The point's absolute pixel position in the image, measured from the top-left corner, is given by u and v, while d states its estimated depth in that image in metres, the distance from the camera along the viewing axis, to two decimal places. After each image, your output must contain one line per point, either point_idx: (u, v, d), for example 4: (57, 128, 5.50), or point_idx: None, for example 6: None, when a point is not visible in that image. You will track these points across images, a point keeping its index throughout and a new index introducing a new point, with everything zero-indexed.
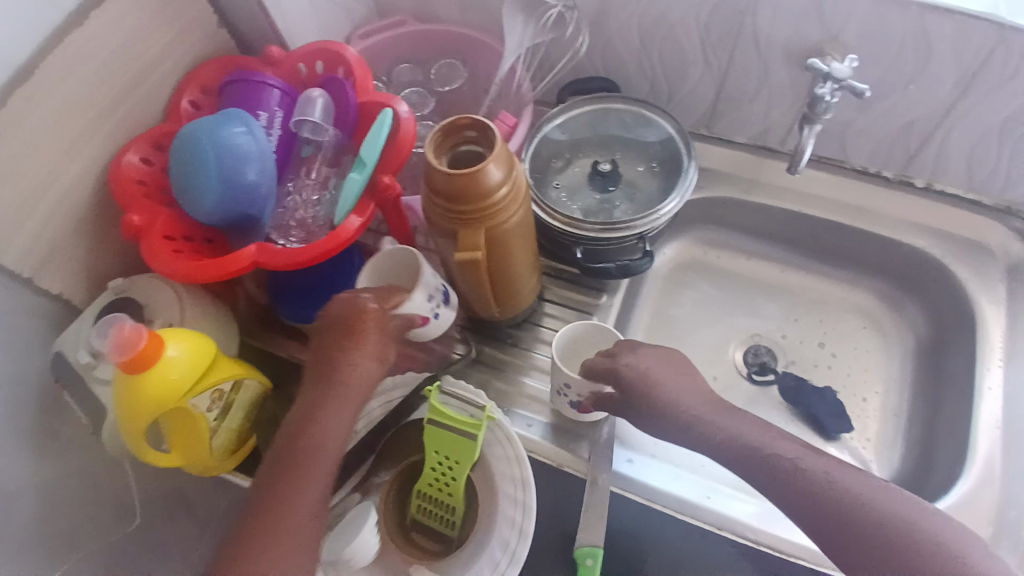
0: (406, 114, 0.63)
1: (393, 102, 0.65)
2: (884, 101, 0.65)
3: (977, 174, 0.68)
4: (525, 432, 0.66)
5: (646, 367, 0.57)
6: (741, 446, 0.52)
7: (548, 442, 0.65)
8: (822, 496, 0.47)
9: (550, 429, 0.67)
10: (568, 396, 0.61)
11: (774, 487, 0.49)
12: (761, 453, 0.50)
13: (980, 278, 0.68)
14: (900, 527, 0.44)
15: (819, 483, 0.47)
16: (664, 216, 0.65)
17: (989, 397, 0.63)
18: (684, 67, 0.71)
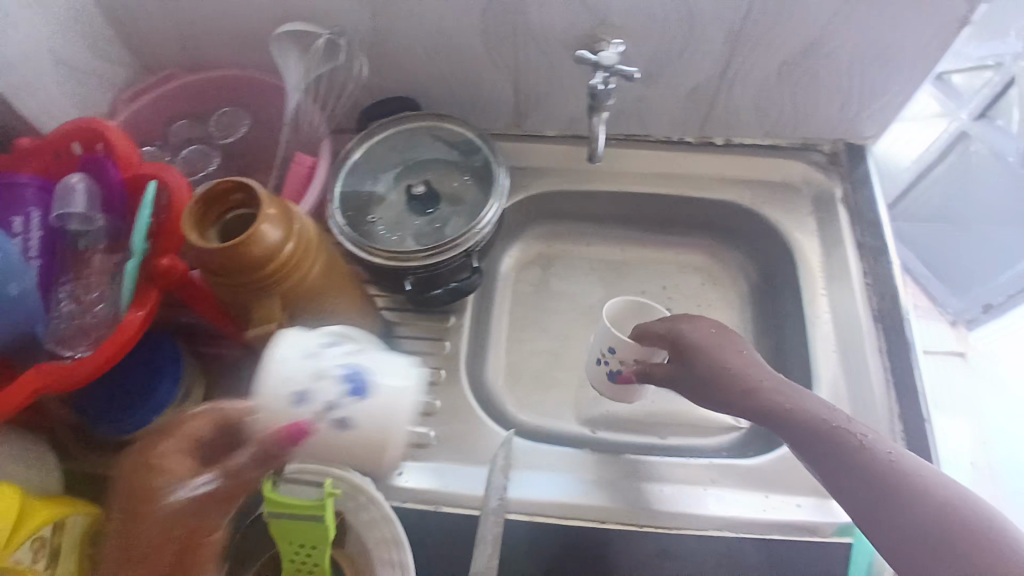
0: (176, 183, 0.57)
1: (163, 172, 0.58)
2: (666, 71, 0.67)
3: (768, 121, 0.72)
4: (401, 483, 0.61)
5: (690, 336, 0.60)
6: (803, 424, 0.52)
7: (425, 485, 0.61)
8: (875, 478, 0.47)
9: (427, 472, 0.62)
10: (610, 364, 0.64)
11: (822, 460, 0.50)
12: (824, 431, 0.51)
13: (792, 216, 0.72)
14: (931, 505, 0.43)
15: (871, 463, 0.48)
16: (486, 227, 0.63)
17: (822, 324, 0.67)
18: (476, 72, 0.69)
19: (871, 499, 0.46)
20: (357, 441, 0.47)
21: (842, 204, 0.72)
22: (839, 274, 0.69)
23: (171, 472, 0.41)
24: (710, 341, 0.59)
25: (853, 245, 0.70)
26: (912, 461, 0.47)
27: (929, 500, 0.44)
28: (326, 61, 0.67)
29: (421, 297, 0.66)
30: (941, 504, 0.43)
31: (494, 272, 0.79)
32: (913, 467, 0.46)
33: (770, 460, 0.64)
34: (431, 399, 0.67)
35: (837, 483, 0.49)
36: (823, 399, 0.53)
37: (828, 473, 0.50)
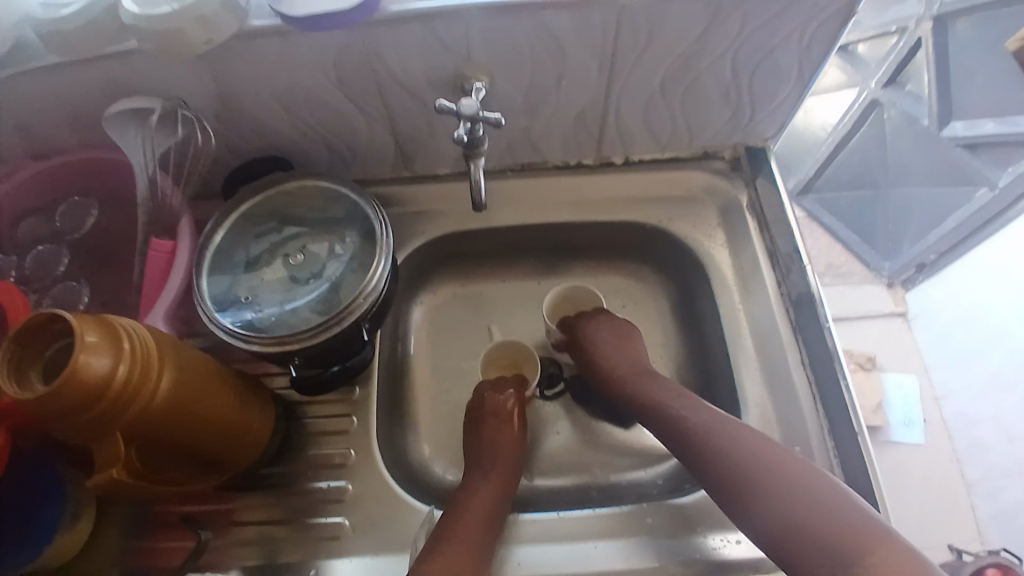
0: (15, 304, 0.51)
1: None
2: (547, 101, 0.63)
3: (662, 136, 0.69)
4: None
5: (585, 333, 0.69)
6: (721, 472, 0.53)
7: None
8: (793, 522, 0.48)
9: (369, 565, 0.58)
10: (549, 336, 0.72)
11: (741, 511, 0.51)
12: (743, 471, 0.52)
13: (698, 229, 0.71)
14: (850, 536, 0.45)
15: (767, 498, 0.49)
16: (374, 292, 0.57)
17: (741, 341, 0.65)
18: (346, 123, 0.64)
19: (769, 533, 0.49)
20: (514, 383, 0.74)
21: (748, 210, 0.70)
22: (752, 287, 0.67)
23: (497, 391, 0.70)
24: (601, 336, 0.69)
25: (764, 254, 0.67)
26: (821, 487, 0.49)
27: (850, 536, 0.45)
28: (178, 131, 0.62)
29: (317, 374, 0.62)
30: (859, 539, 0.44)
31: (405, 323, 0.75)
32: (820, 498, 0.48)
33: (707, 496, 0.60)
34: (344, 482, 0.62)
35: (752, 527, 0.50)
36: (719, 423, 0.55)
37: (748, 521, 0.50)
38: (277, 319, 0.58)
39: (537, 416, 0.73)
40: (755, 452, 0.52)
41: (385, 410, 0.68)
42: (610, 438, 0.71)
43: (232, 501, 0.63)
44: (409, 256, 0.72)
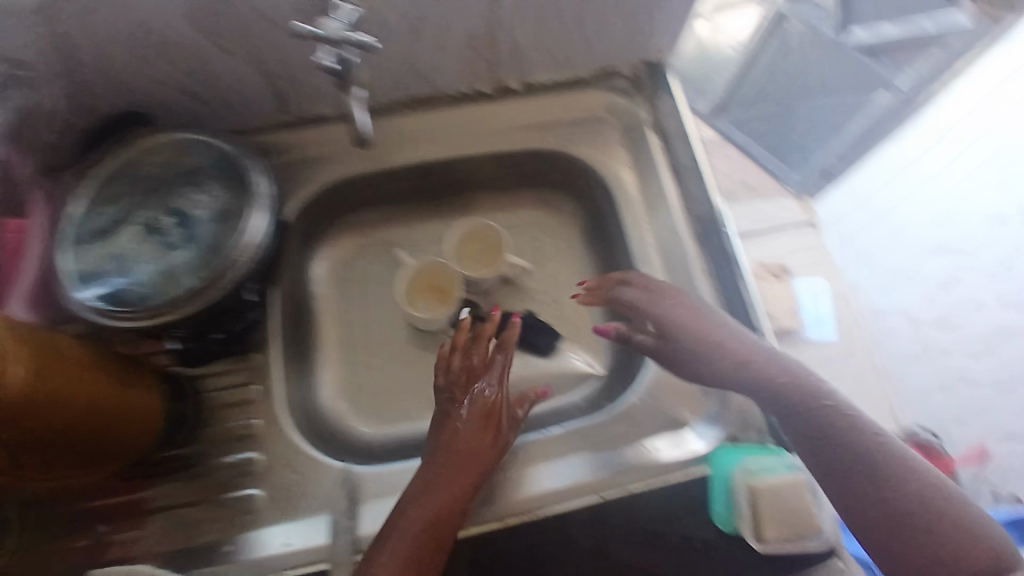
0: None
1: None
2: (429, 22, 0.57)
3: (558, 55, 0.66)
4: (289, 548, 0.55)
5: (634, 296, 0.63)
6: (842, 451, 0.50)
7: (296, 550, 0.54)
8: (870, 474, 0.48)
9: (298, 527, 0.56)
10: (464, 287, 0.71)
11: (858, 495, 0.49)
12: (875, 462, 0.49)
13: (602, 149, 0.69)
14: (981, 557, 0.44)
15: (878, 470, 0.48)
16: (246, 245, 0.55)
17: (647, 260, 0.65)
18: (206, 62, 0.57)
19: (874, 510, 0.48)
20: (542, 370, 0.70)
21: (650, 129, 0.68)
22: (656, 206, 0.66)
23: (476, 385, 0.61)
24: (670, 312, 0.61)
25: (667, 172, 0.67)
26: (917, 476, 0.48)
27: (962, 531, 0.45)
28: (11, 97, 0.55)
29: (204, 343, 0.60)
30: (972, 537, 0.45)
31: (305, 281, 0.71)
32: (925, 490, 0.47)
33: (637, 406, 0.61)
34: (251, 453, 0.60)
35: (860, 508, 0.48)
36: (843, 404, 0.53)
37: (864, 504, 0.48)
38: (149, 286, 0.55)
39: None
40: (813, 397, 0.53)
41: (292, 372, 0.66)
42: (531, 370, 0.70)
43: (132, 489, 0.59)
44: (298, 208, 0.67)
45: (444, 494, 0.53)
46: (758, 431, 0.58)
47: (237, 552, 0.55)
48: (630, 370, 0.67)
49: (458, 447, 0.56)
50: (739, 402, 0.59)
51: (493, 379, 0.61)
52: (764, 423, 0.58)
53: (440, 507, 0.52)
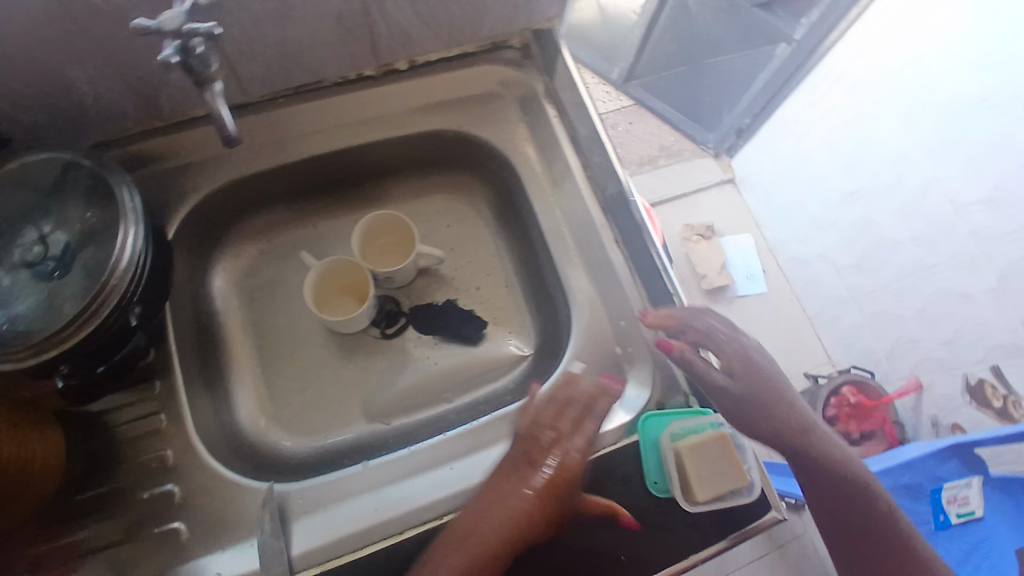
0: None
1: None
2: (297, 8, 0.54)
3: (442, 32, 0.63)
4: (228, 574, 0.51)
5: (710, 326, 0.60)
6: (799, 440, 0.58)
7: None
8: (846, 505, 0.58)
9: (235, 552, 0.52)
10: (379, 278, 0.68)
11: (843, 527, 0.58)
12: (822, 447, 0.58)
13: (500, 125, 0.68)
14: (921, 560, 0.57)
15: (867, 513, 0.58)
16: (126, 266, 0.51)
17: (556, 231, 0.65)
18: (47, 72, 0.51)
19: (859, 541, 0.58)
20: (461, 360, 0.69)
21: (546, 100, 0.67)
22: (560, 176, 0.66)
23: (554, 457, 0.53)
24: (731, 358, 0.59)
25: (567, 141, 0.66)
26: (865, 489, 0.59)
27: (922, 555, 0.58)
28: None
29: (94, 378, 0.54)
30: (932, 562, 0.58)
31: (205, 296, 0.66)
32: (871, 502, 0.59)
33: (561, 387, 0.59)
34: (169, 485, 0.55)
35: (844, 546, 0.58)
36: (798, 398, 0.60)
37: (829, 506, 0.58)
38: (29, 322, 0.51)
39: (379, 359, 0.69)
40: (779, 397, 0.59)
41: (202, 395, 0.61)
42: (458, 358, 0.69)
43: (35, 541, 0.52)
44: (186, 219, 0.62)
45: (478, 543, 0.49)
46: (682, 393, 0.58)
47: None
48: (556, 345, 0.65)
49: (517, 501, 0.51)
50: (663, 364, 0.59)
51: (576, 450, 0.54)
52: (688, 385, 0.58)
53: (472, 557, 0.49)
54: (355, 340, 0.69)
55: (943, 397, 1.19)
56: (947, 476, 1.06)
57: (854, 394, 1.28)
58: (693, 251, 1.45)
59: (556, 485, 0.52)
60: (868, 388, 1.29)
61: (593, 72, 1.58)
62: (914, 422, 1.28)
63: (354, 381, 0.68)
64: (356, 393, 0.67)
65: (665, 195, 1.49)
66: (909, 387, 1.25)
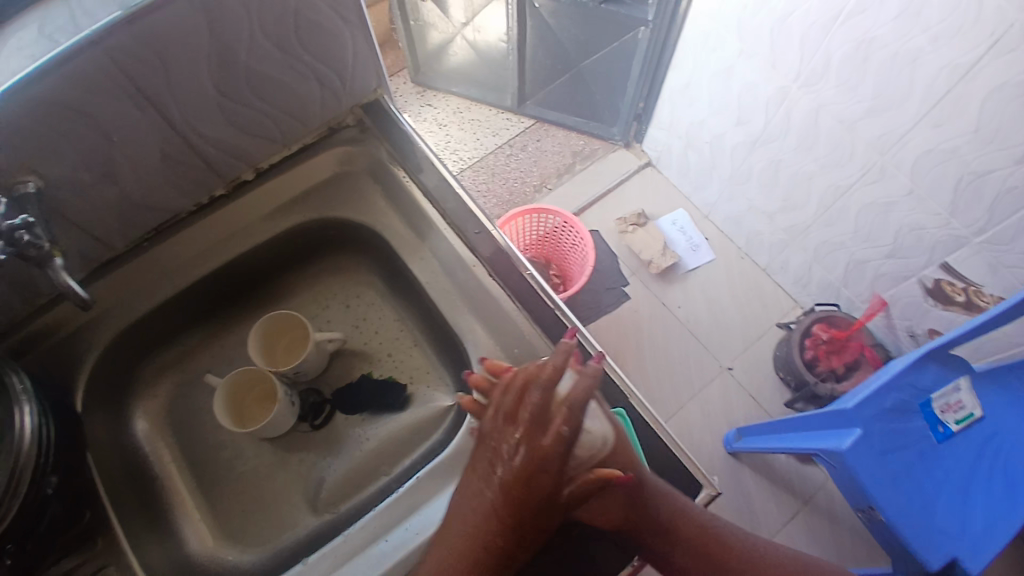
0: None
1: None
2: (117, 159, 0.57)
3: (272, 134, 0.66)
4: None
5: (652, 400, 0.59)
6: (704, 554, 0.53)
7: None
8: None
9: None
10: (289, 375, 0.70)
11: None
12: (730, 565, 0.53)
13: (359, 199, 0.71)
14: None
15: None
16: (27, 438, 0.55)
17: (435, 283, 0.67)
18: None
19: None
20: (400, 431, 0.70)
21: (392, 164, 0.70)
22: (425, 228, 0.69)
23: (517, 450, 0.44)
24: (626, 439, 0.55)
25: (422, 194, 0.69)
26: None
27: None
28: None
29: (28, 554, 0.56)
30: None
31: (130, 446, 0.69)
32: None
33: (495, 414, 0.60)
34: None
35: None
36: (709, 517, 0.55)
37: None
38: None
39: (316, 450, 0.71)
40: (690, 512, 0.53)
41: (148, 540, 0.63)
42: (388, 429, 0.70)
43: None
44: (87, 376, 0.65)
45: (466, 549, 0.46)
46: None
47: None
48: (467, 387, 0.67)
49: (487, 515, 0.45)
50: None
51: (538, 436, 0.44)
52: None
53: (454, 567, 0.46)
54: (285, 442, 0.71)
55: (908, 307, 1.19)
56: (931, 383, 0.98)
57: (826, 331, 1.28)
58: (633, 242, 1.47)
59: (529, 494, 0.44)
60: (839, 321, 1.28)
61: (488, 106, 1.63)
62: (892, 338, 1.28)
63: (298, 481, 0.69)
64: (302, 491, 0.68)
65: (592, 196, 1.52)
66: (876, 307, 1.23)
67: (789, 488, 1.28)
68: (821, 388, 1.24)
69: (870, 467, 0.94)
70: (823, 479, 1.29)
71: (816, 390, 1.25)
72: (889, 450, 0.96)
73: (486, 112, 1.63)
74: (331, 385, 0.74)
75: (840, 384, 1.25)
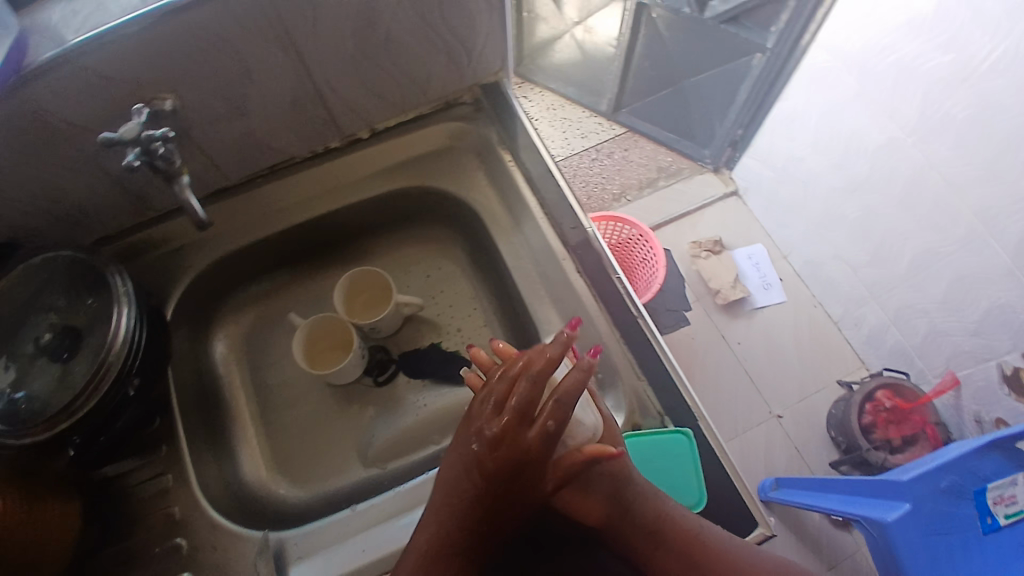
0: None
1: None
2: (250, 99, 0.60)
3: (393, 99, 0.69)
4: None
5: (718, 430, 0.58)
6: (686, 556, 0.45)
7: None
8: None
9: None
10: (368, 329, 0.73)
11: None
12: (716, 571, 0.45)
13: (461, 176, 0.73)
14: None
15: None
16: (120, 340, 0.58)
17: (521, 271, 0.68)
18: (50, 187, 0.59)
19: None
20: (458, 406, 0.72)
21: (499, 146, 0.71)
22: (520, 215, 0.70)
23: (500, 431, 0.43)
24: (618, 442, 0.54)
25: (523, 182, 0.70)
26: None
27: None
28: None
29: (98, 446, 0.60)
30: None
31: (209, 366, 0.73)
32: None
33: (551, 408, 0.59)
34: (179, 539, 0.60)
35: None
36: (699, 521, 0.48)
37: None
38: (48, 395, 0.58)
39: (374, 406, 0.73)
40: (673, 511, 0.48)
41: (209, 457, 0.66)
42: (447, 401, 0.72)
43: None
44: (183, 294, 0.69)
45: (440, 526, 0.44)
46: (657, 415, 0.60)
47: None
48: None
49: (465, 498, 0.44)
50: (635, 390, 0.61)
51: (524, 424, 0.43)
52: (662, 406, 0.60)
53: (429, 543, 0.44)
54: (348, 391, 0.74)
55: (978, 391, 1.12)
56: (992, 475, 0.92)
57: (889, 398, 1.24)
58: (704, 268, 1.44)
59: (507, 477, 0.43)
60: (906, 390, 1.23)
61: (583, 107, 1.64)
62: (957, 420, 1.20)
63: (351, 433, 0.71)
64: (354, 442, 0.71)
65: (671, 214, 1.51)
66: (947, 383, 1.18)
67: (817, 549, 1.24)
68: (871, 455, 1.21)
69: (913, 547, 0.88)
70: (854, 548, 1.24)
71: (866, 457, 1.21)
72: (932, 532, 0.90)
73: (580, 113, 1.64)
74: (400, 348, 0.77)
75: (893, 455, 1.20)
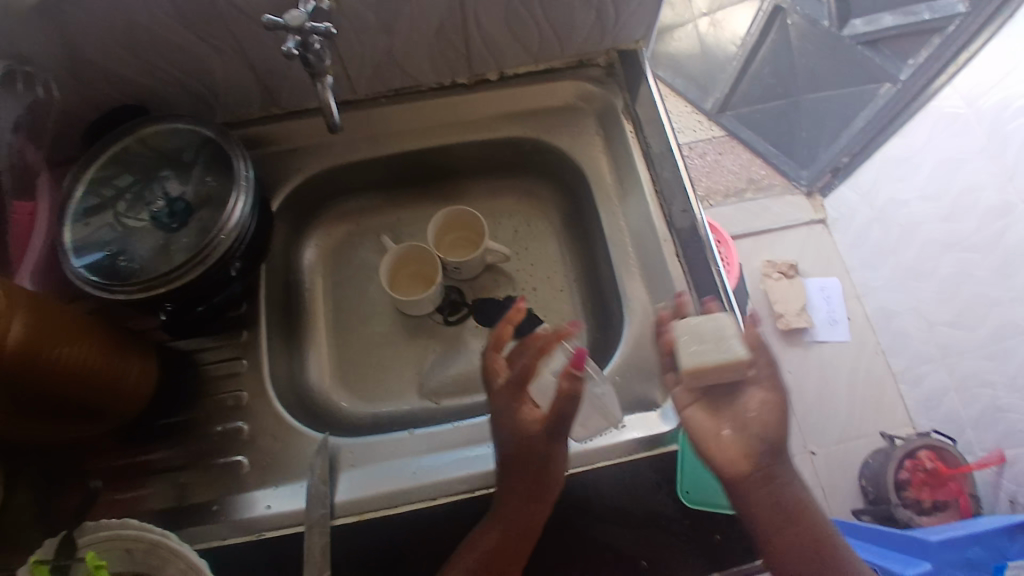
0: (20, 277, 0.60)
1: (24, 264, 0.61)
2: (402, 19, 0.61)
3: (532, 48, 0.68)
4: (276, 507, 0.57)
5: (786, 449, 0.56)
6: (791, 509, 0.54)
7: (289, 509, 0.57)
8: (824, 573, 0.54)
9: (290, 492, 0.58)
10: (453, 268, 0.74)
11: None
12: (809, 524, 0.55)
13: (576, 137, 0.72)
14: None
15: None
16: (234, 221, 0.59)
17: (618, 244, 0.68)
18: (199, 61, 0.61)
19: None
20: None
21: (623, 116, 0.70)
22: (629, 192, 0.69)
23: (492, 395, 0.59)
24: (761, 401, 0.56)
25: (639, 156, 0.69)
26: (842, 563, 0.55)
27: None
28: (26, 94, 0.60)
29: (186, 317, 0.62)
30: None
31: (296, 266, 0.75)
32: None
33: (741, 344, 0.56)
34: (238, 423, 0.62)
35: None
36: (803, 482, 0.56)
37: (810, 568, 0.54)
38: (155, 258, 0.60)
39: (438, 343, 0.74)
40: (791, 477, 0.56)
41: (280, 354, 0.68)
42: None
43: (133, 450, 0.61)
44: (288, 193, 0.71)
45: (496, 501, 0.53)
46: None
47: (236, 508, 0.57)
48: (605, 351, 0.68)
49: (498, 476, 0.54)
50: None
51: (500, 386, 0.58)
52: None
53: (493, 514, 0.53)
54: (418, 322, 0.75)
55: None
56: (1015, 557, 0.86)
57: (931, 460, 1.16)
58: (771, 289, 1.41)
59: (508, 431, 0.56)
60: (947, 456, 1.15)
61: (686, 101, 1.61)
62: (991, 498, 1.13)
63: (414, 363, 0.73)
64: (415, 372, 0.72)
65: (750, 228, 1.47)
66: (990, 459, 1.11)
67: None
68: (898, 511, 1.14)
69: None
70: None
71: (892, 512, 1.15)
72: None
73: (682, 106, 1.60)
74: (474, 294, 0.77)
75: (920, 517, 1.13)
